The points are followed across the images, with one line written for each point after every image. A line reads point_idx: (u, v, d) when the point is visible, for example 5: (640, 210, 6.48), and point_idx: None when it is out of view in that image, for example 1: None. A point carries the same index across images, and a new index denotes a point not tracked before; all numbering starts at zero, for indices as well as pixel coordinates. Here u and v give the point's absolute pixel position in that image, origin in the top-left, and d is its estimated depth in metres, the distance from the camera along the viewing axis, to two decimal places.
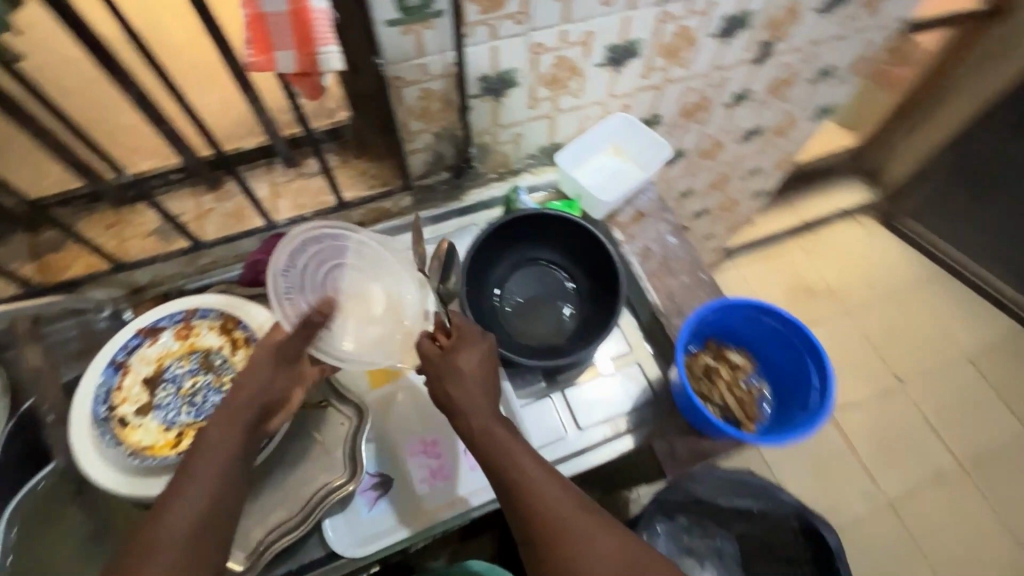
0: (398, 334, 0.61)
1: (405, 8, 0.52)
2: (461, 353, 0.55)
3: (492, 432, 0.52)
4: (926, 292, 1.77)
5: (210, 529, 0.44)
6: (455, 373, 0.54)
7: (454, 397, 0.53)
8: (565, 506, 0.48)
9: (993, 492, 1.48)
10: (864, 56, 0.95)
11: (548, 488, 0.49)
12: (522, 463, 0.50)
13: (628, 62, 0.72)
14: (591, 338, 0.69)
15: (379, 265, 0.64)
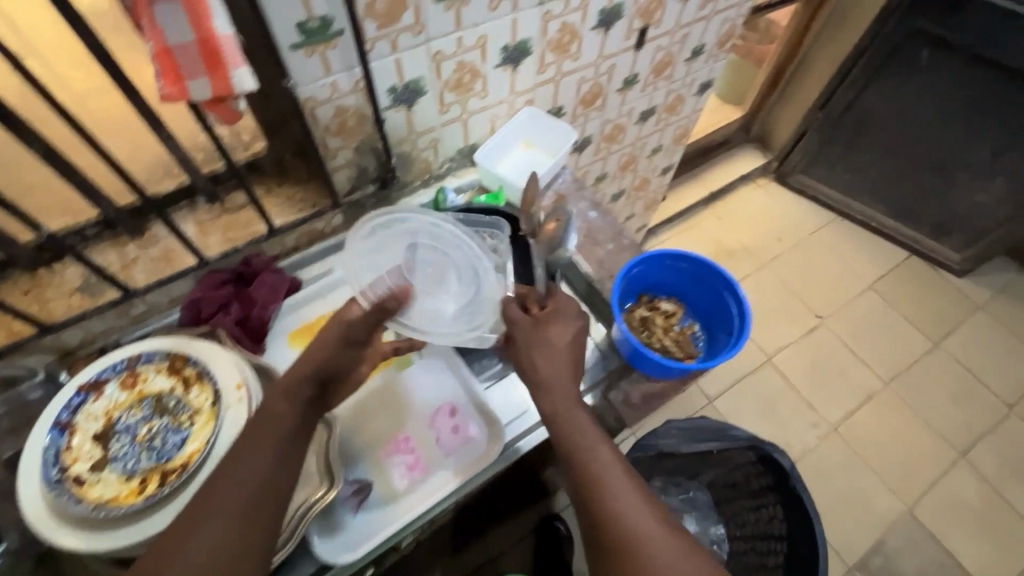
0: (475, 306, 0.63)
1: (307, 31, 0.56)
2: (553, 326, 0.60)
3: (587, 434, 0.55)
4: (825, 237, 1.97)
5: (259, 509, 0.49)
6: (544, 343, 0.59)
7: (541, 365, 0.59)
8: (638, 513, 0.50)
9: (914, 399, 1.65)
10: (727, 33, 1.07)
11: (627, 498, 0.51)
12: (609, 468, 0.53)
13: (523, 60, 0.78)
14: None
15: (452, 241, 0.65)
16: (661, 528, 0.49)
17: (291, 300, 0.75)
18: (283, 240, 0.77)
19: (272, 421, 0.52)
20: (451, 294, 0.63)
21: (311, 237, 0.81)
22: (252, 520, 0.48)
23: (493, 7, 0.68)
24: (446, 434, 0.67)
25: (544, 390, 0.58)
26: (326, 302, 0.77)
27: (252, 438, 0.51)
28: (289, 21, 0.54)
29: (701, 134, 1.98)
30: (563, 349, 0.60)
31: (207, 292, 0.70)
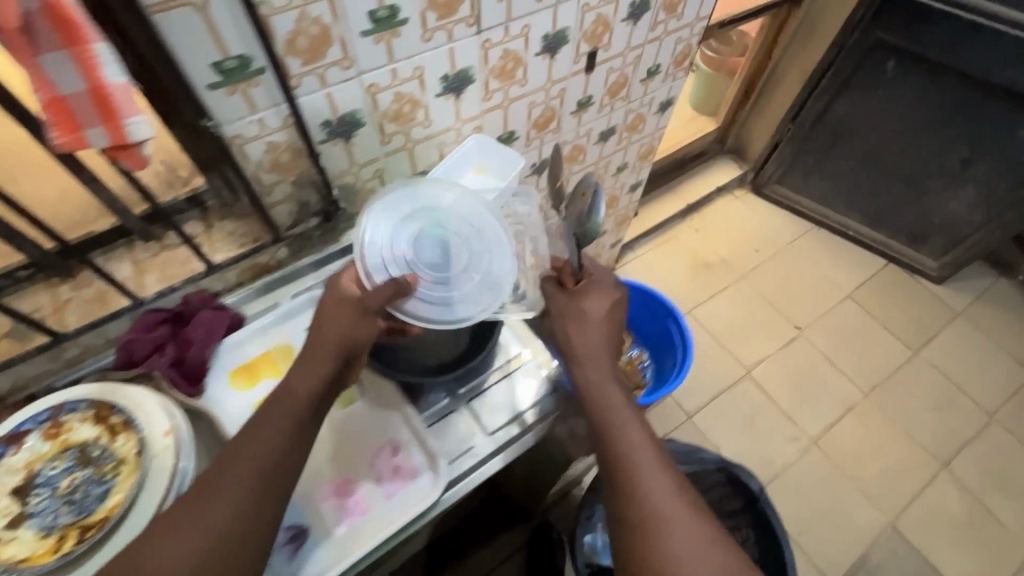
0: (485, 275, 0.67)
1: (224, 70, 0.55)
2: (590, 299, 0.68)
3: (626, 417, 0.62)
4: (803, 246, 1.97)
5: (268, 486, 0.55)
6: (579, 314, 0.67)
7: (572, 338, 0.66)
8: (665, 493, 0.56)
9: (895, 409, 1.64)
10: (683, 52, 1.07)
11: (659, 480, 0.57)
12: (644, 452, 0.59)
13: (466, 88, 0.78)
14: (483, 340, 0.73)
15: (467, 213, 0.71)
16: (687, 512, 0.55)
17: (232, 338, 0.73)
18: (224, 276, 0.76)
19: (302, 392, 0.59)
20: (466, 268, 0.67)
21: (256, 272, 0.80)
22: (261, 497, 0.54)
23: (427, 39, 0.67)
24: (388, 475, 0.65)
25: (579, 360, 0.65)
26: (269, 338, 0.75)
27: (279, 405, 0.58)
28: (203, 63, 0.53)
29: (676, 147, 1.98)
30: (598, 323, 0.67)
31: (141, 334, 0.69)
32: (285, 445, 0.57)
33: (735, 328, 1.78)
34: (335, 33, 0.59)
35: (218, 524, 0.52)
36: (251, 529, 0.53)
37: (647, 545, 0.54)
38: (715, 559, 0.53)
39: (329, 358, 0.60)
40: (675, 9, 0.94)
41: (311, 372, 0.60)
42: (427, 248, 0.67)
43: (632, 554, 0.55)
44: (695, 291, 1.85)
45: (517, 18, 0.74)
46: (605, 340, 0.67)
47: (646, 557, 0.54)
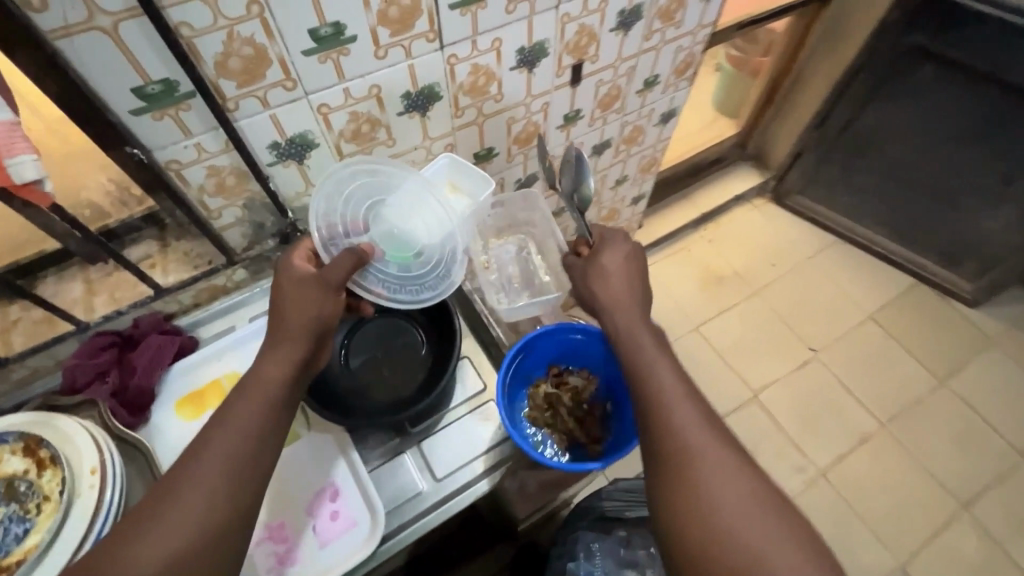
0: (429, 272, 0.71)
1: (147, 95, 0.51)
2: (605, 256, 0.71)
3: (654, 356, 0.61)
4: (824, 261, 1.85)
5: (270, 432, 0.55)
6: (599, 271, 0.70)
7: (595, 290, 0.69)
8: (693, 426, 0.54)
9: (914, 442, 1.53)
10: (684, 61, 0.99)
11: (687, 414, 0.55)
12: (672, 387, 0.57)
13: (432, 105, 0.73)
14: (437, 381, 0.68)
15: (423, 207, 0.73)
16: (716, 442, 0.53)
17: (181, 364, 0.70)
18: (177, 298, 0.74)
19: (274, 379, 0.57)
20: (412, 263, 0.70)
21: (214, 292, 0.77)
22: (259, 445, 0.53)
23: (382, 56, 0.62)
24: (324, 521, 0.62)
25: (612, 310, 0.66)
26: (221, 364, 0.72)
27: (257, 387, 0.56)
28: (122, 89, 0.50)
29: (691, 153, 1.88)
30: (620, 275, 0.69)
31: (84, 359, 0.66)
32: (267, 429, 0.55)
33: (744, 348, 1.68)
34: (272, 54, 0.55)
35: (200, 504, 0.49)
36: (235, 509, 0.50)
37: (673, 478, 0.52)
38: (748, 487, 0.50)
39: (296, 346, 0.58)
40: (672, 17, 0.86)
41: (284, 357, 0.58)
42: (381, 229, 0.70)
43: (665, 492, 0.52)
44: (703, 307, 1.76)
45: (485, 32, 0.68)
46: (629, 292, 0.67)
47: (677, 491, 0.51)
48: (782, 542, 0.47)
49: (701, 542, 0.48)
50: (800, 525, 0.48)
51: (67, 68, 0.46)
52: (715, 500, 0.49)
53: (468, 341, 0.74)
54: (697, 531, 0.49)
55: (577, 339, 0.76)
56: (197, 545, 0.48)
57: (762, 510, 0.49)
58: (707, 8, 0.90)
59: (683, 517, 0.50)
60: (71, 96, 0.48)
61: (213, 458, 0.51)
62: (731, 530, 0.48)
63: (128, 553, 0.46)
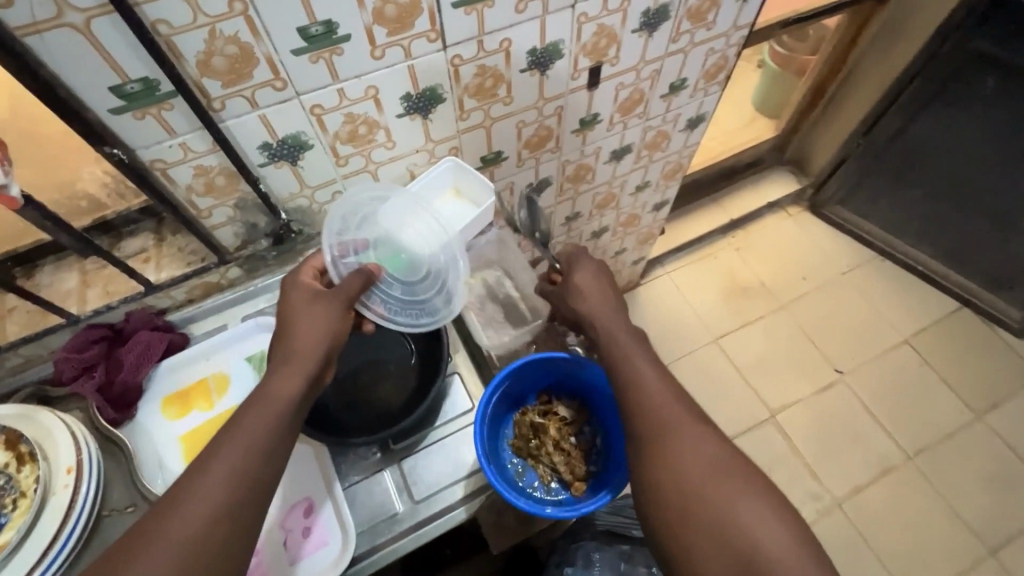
0: (434, 298, 0.69)
1: (126, 95, 0.49)
2: (577, 274, 0.71)
3: (626, 347, 0.63)
4: (860, 278, 1.74)
5: (278, 440, 0.54)
6: (575, 292, 0.70)
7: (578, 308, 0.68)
8: (668, 407, 0.56)
9: (942, 478, 1.44)
10: (716, 65, 0.92)
11: (662, 396, 0.57)
12: (647, 374, 0.59)
13: (434, 108, 0.69)
14: (423, 398, 0.66)
15: (427, 230, 0.70)
16: (691, 420, 0.55)
17: (170, 361, 0.70)
18: (170, 294, 0.73)
19: (285, 392, 0.56)
20: (417, 289, 0.68)
21: (208, 289, 0.76)
22: (268, 453, 0.53)
23: (379, 56, 0.59)
24: (297, 538, 0.60)
25: (591, 315, 0.67)
26: (210, 363, 0.71)
27: (262, 405, 0.55)
28: (99, 87, 0.48)
29: (725, 155, 1.78)
30: (594, 286, 0.69)
31: (73, 353, 0.66)
32: (276, 440, 0.54)
33: (765, 365, 1.60)
34: (259, 53, 0.52)
35: (206, 512, 0.48)
36: (240, 518, 0.49)
37: (655, 457, 0.54)
38: (720, 456, 0.52)
39: (302, 362, 0.58)
40: (703, 17, 0.80)
41: (295, 370, 0.57)
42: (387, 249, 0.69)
43: (644, 472, 0.54)
44: (724, 319, 1.68)
45: (492, 32, 0.63)
46: (608, 299, 0.68)
47: (657, 468, 0.53)
48: (756, 499, 0.49)
49: (681, 511, 0.50)
50: (771, 489, 0.50)
51: (39, 67, 0.44)
52: (689, 472, 0.51)
53: (458, 357, 0.71)
54: (676, 502, 0.51)
55: (571, 372, 0.73)
56: (204, 554, 0.46)
57: (734, 475, 0.51)
58: (745, 8, 0.83)
59: (663, 492, 0.52)
60: (44, 95, 0.47)
61: (222, 466, 0.50)
62: (707, 497, 0.50)
63: (133, 560, 0.45)
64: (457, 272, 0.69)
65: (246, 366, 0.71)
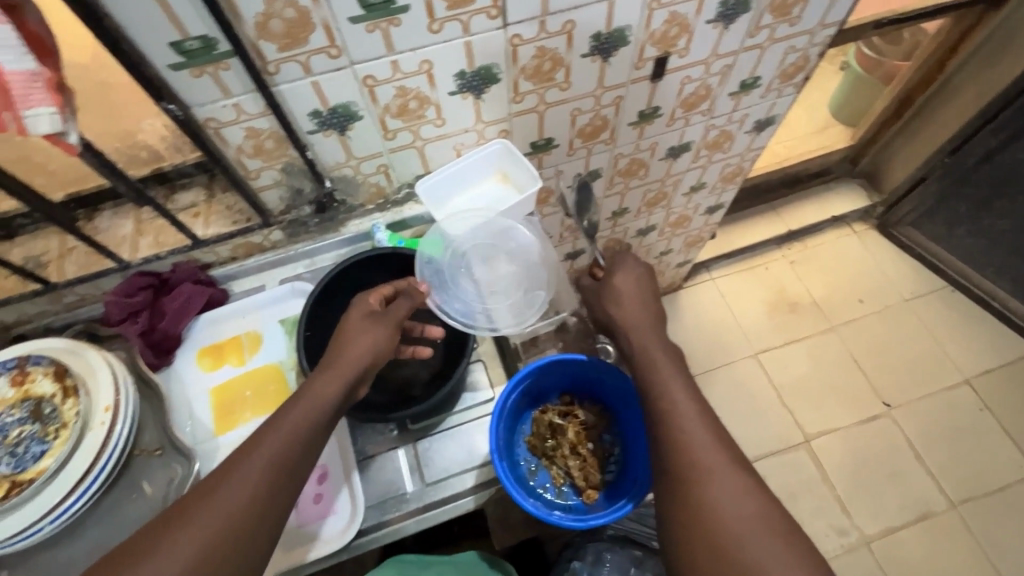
0: (500, 306, 0.71)
1: (185, 51, 0.50)
2: (618, 277, 0.69)
3: (667, 374, 0.60)
4: (924, 307, 1.61)
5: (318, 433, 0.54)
6: (612, 293, 0.68)
7: (616, 312, 0.67)
8: (704, 446, 0.54)
9: (988, 532, 1.34)
10: (793, 65, 0.85)
11: (699, 434, 0.54)
12: (685, 408, 0.56)
13: (488, 88, 0.67)
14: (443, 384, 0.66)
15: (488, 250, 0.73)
16: (730, 465, 0.52)
17: (209, 315, 0.73)
18: (215, 251, 0.74)
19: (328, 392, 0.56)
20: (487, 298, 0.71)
21: (250, 249, 0.77)
22: (310, 441, 0.53)
23: (436, 30, 0.57)
24: (307, 502, 0.62)
25: (626, 331, 0.66)
26: (244, 321, 0.73)
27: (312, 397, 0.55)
28: (160, 43, 0.49)
29: (791, 161, 1.67)
30: (633, 297, 0.68)
31: (121, 296, 0.69)
32: (312, 441, 0.54)
33: (807, 387, 1.53)
34: (316, 19, 0.51)
35: (241, 507, 0.48)
36: (264, 518, 0.49)
37: (683, 494, 0.52)
38: (759, 509, 0.49)
39: (344, 373, 0.57)
40: (787, 12, 0.73)
41: (336, 376, 0.57)
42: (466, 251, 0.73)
43: (675, 513, 0.52)
44: (768, 334, 1.60)
45: (556, 12, 0.60)
46: (647, 319, 0.66)
47: (689, 513, 0.50)
48: (786, 555, 0.46)
49: (712, 561, 0.48)
50: (812, 551, 0.47)
51: (104, 17, 0.45)
52: (724, 521, 0.48)
53: (486, 346, 0.70)
54: (708, 552, 0.48)
55: (599, 377, 0.71)
56: (231, 550, 0.46)
57: (772, 533, 0.47)
58: (835, 4, 0.76)
59: (690, 532, 0.50)
60: (108, 46, 0.47)
61: (260, 461, 0.50)
62: (738, 551, 0.47)
63: (178, 527, 0.46)
64: (511, 287, 0.73)
65: (278, 327, 0.73)
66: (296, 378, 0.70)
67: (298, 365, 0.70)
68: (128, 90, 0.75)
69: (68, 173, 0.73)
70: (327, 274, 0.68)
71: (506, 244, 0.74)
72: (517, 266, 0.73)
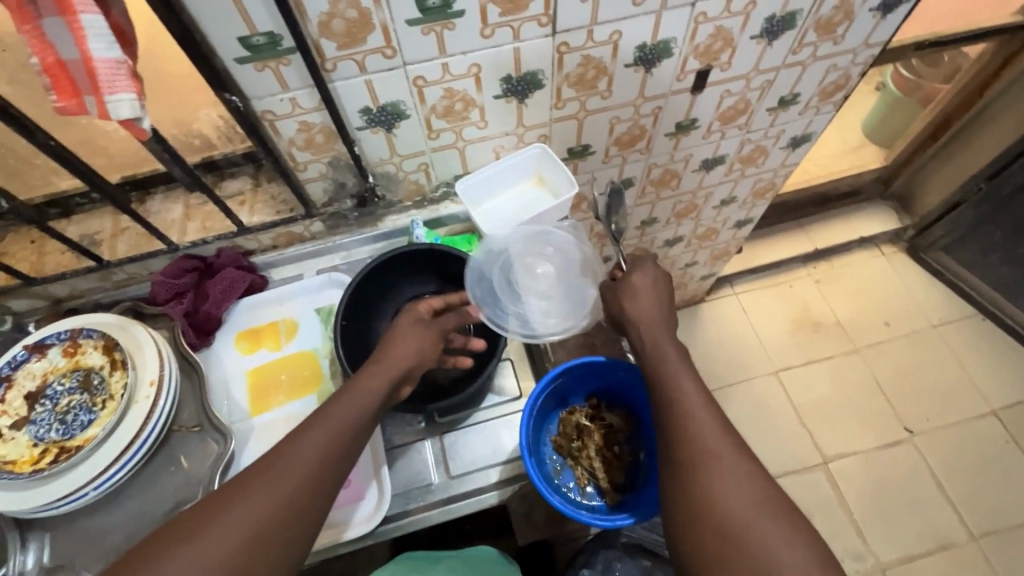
0: (548, 312, 0.72)
1: (252, 46, 0.53)
2: (636, 276, 0.69)
3: (676, 366, 0.60)
4: (952, 334, 1.58)
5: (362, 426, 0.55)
6: (629, 289, 0.68)
7: (629, 307, 0.66)
8: (712, 435, 0.54)
9: (1009, 568, 1.30)
10: (833, 83, 0.85)
11: (708, 423, 0.55)
12: (694, 398, 0.57)
13: (532, 93, 0.68)
14: (472, 382, 0.68)
15: (532, 259, 0.75)
16: (738, 456, 0.52)
17: (249, 300, 0.75)
18: (258, 238, 0.77)
19: (375, 388, 0.57)
20: (535, 305, 0.72)
21: (290, 238, 0.80)
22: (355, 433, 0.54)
23: (488, 35, 0.59)
24: None
25: (638, 327, 0.65)
26: (282, 308, 0.76)
27: (360, 392, 0.56)
28: (229, 38, 0.51)
29: (821, 180, 1.66)
30: (649, 293, 0.67)
31: (168, 278, 0.72)
32: (358, 434, 0.55)
33: (827, 407, 1.51)
34: (376, 20, 0.53)
35: (288, 493, 0.48)
36: (302, 517, 0.49)
37: (688, 480, 0.52)
38: (767, 499, 0.50)
39: (387, 370, 0.59)
40: (832, 30, 0.74)
41: (382, 372, 0.59)
42: (506, 255, 0.74)
43: (683, 500, 0.52)
44: (790, 352, 1.59)
45: (604, 23, 0.61)
46: (659, 318, 0.65)
47: (697, 501, 0.50)
48: (791, 539, 0.47)
49: (719, 548, 0.48)
50: (816, 537, 0.47)
51: (182, 12, 0.48)
52: (731, 509, 0.49)
53: (515, 346, 0.72)
54: (715, 539, 0.48)
55: (626, 381, 0.71)
56: (277, 536, 0.47)
57: (781, 523, 0.48)
58: (880, 24, 0.76)
59: (698, 520, 0.50)
60: (180, 38, 0.50)
61: (309, 449, 0.51)
62: (745, 536, 0.47)
63: (227, 508, 0.47)
64: (556, 291, 0.74)
65: (314, 317, 0.75)
66: (330, 366, 0.71)
67: (332, 353, 0.72)
68: (186, 80, 0.79)
69: (126, 156, 0.77)
70: (365, 267, 0.70)
71: (547, 248, 0.76)
72: (559, 271, 0.75)
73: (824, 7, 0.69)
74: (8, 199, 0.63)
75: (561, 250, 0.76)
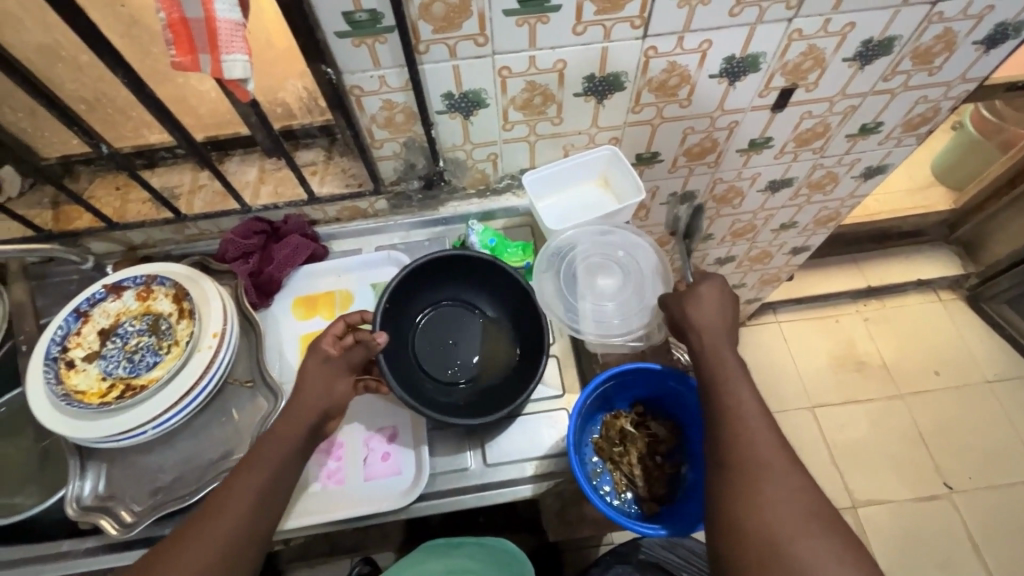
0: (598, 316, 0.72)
1: (354, 21, 0.54)
2: (704, 286, 0.63)
3: (734, 375, 0.57)
4: (1006, 393, 1.50)
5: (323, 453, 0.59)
6: (694, 297, 0.63)
7: (692, 314, 0.62)
8: (765, 447, 0.53)
9: None
10: (919, 115, 0.82)
11: (756, 427, 0.54)
12: (750, 410, 0.55)
13: (612, 94, 0.68)
14: (506, 399, 0.66)
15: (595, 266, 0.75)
16: (782, 459, 0.52)
17: (310, 267, 0.78)
18: (324, 209, 0.79)
19: None
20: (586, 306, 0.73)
21: (354, 213, 0.82)
22: None
23: (580, 32, 0.59)
24: (375, 459, 0.66)
25: (700, 332, 0.61)
26: (339, 280, 0.78)
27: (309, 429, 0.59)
28: (335, 11, 0.53)
29: (884, 215, 1.59)
30: (716, 303, 0.62)
31: (238, 238, 0.75)
32: None
33: (861, 448, 1.46)
34: (475, 7, 0.54)
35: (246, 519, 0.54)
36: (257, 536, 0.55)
37: (737, 489, 0.51)
38: (811, 504, 0.49)
39: None
40: (930, 60, 0.71)
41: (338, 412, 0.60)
42: (585, 249, 0.75)
43: (725, 513, 0.51)
44: (828, 389, 1.54)
45: (697, 31, 0.61)
46: (721, 321, 0.61)
47: (735, 496, 0.51)
48: (843, 557, 0.46)
49: (766, 561, 0.47)
50: (865, 553, 0.47)
51: None
52: (779, 523, 0.48)
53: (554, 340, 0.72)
54: (758, 549, 0.48)
55: (675, 391, 0.70)
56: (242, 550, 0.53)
57: (821, 527, 0.48)
58: (981, 58, 0.73)
59: (746, 533, 0.49)
60: (289, 9, 0.52)
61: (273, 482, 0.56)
62: (793, 550, 0.47)
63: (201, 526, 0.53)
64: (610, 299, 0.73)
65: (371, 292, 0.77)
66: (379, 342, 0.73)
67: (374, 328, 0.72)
68: None
69: (209, 116, 0.79)
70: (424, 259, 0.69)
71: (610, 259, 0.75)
72: (616, 281, 0.74)
73: (925, 34, 0.67)
74: (108, 146, 0.67)
75: (625, 264, 0.75)
